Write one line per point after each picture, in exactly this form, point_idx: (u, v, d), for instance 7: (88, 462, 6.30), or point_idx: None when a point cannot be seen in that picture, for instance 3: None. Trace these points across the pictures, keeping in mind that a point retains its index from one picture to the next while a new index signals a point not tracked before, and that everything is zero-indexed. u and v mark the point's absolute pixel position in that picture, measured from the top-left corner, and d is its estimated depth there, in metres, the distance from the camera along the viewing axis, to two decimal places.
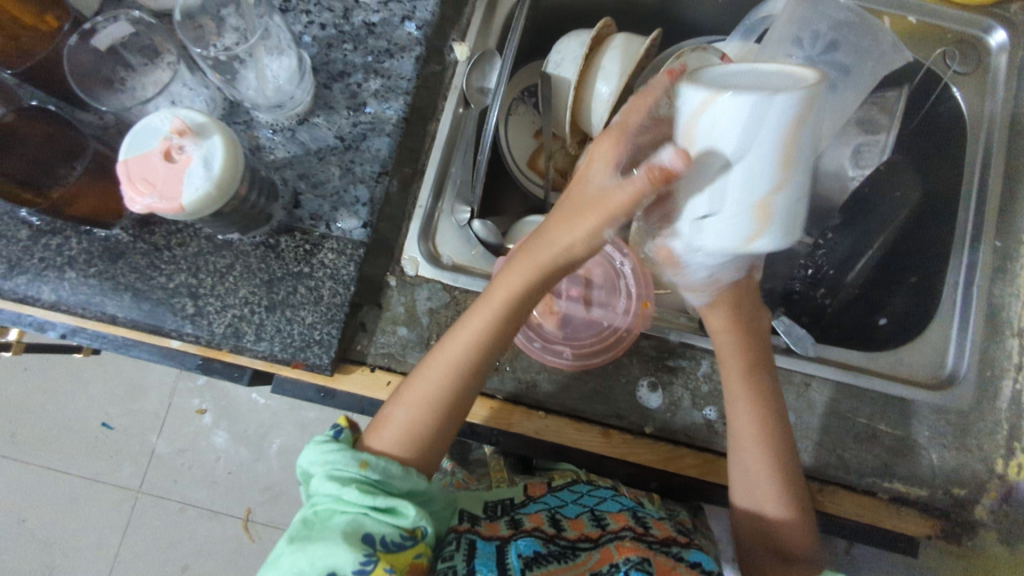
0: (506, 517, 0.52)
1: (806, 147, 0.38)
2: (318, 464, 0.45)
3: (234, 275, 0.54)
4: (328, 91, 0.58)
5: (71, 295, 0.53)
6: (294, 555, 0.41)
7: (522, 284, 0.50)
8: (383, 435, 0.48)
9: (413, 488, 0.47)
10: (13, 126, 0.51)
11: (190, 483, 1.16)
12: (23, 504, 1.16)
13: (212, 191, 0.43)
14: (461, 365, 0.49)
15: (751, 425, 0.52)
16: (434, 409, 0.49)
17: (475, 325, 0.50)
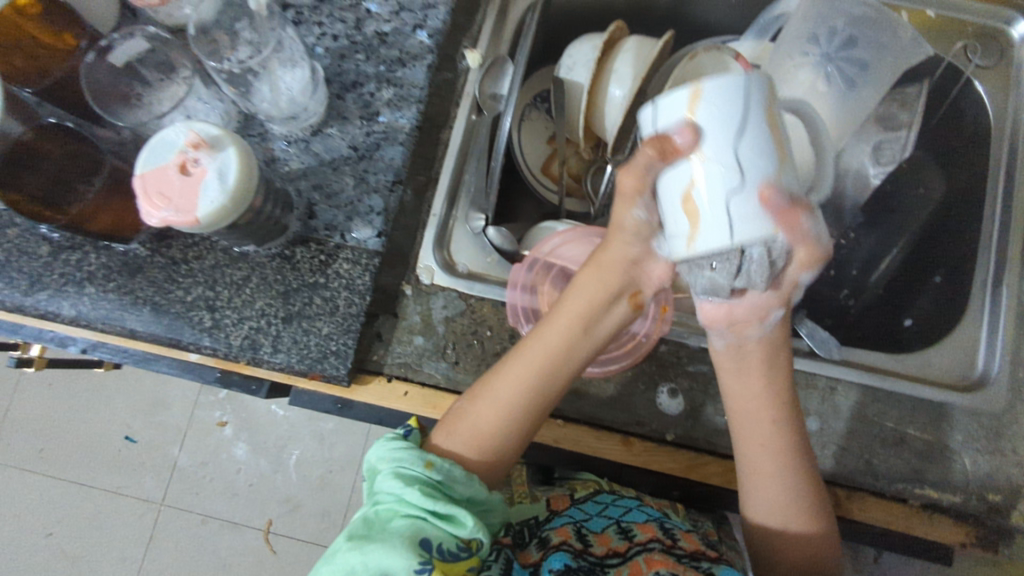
0: (534, 539, 0.51)
1: (728, 133, 0.35)
2: (386, 460, 0.44)
3: (251, 287, 0.54)
4: (342, 101, 0.59)
5: (91, 310, 0.53)
6: (348, 552, 0.39)
7: (581, 288, 0.50)
8: (446, 438, 0.48)
9: (475, 496, 0.45)
10: (35, 144, 0.51)
11: (211, 496, 1.17)
12: (50, 517, 1.17)
13: (226, 204, 0.43)
14: (534, 369, 0.49)
15: (769, 427, 0.49)
16: (502, 416, 0.48)
17: (544, 334, 0.50)
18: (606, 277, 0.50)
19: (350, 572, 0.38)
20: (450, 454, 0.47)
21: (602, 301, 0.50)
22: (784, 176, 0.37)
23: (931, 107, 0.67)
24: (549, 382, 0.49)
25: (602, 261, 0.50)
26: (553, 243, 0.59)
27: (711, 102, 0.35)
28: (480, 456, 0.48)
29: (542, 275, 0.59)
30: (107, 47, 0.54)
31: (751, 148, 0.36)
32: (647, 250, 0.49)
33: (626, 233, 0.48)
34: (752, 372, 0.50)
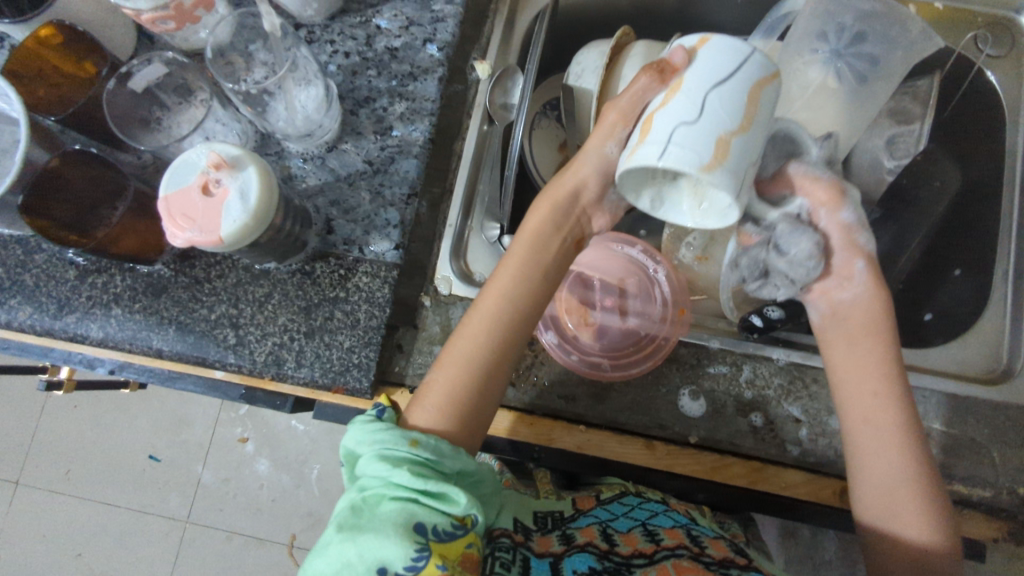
0: (558, 531, 0.50)
1: (713, 69, 0.37)
2: (367, 441, 0.42)
3: (273, 303, 0.55)
4: (356, 117, 0.60)
5: (118, 331, 0.55)
6: (341, 546, 0.37)
7: (533, 230, 0.50)
8: (420, 410, 0.46)
9: (464, 468, 0.44)
10: (59, 171, 0.50)
11: (235, 512, 1.18)
12: (78, 537, 1.19)
13: (249, 223, 0.43)
14: (495, 327, 0.48)
15: (871, 395, 0.48)
16: (466, 370, 0.47)
17: (500, 284, 0.49)
18: (563, 215, 0.51)
19: (346, 565, 0.37)
20: (429, 429, 0.45)
21: (562, 244, 0.51)
22: (737, 146, 0.37)
23: (944, 98, 0.66)
24: (515, 330, 0.49)
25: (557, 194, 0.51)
26: None
27: (721, 44, 0.37)
28: (452, 419, 0.46)
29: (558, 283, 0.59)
30: (128, 73, 0.54)
31: (726, 98, 0.37)
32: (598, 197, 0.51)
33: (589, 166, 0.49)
34: (854, 333, 0.49)
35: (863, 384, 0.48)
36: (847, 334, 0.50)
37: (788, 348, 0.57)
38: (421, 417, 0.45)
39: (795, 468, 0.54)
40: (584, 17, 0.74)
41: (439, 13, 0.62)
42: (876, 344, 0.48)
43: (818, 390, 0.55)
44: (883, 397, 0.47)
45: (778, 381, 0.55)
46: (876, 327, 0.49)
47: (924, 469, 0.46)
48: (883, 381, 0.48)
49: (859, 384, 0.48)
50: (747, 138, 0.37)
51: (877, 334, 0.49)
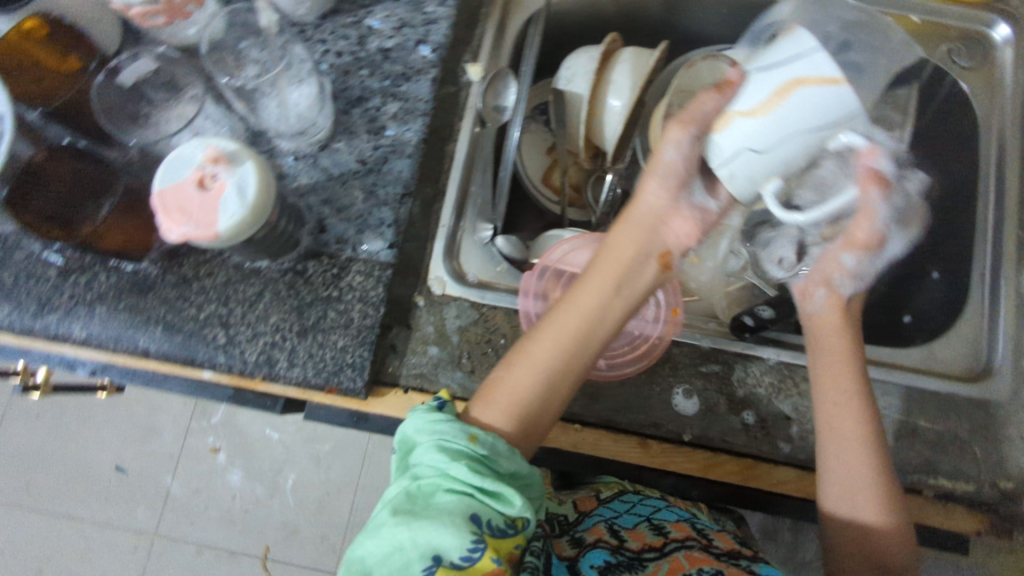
0: (569, 535, 0.53)
1: (775, 55, 0.42)
2: (426, 431, 0.46)
3: (265, 302, 0.54)
4: (348, 116, 0.59)
5: (102, 330, 0.53)
6: (396, 528, 0.41)
7: (609, 248, 0.53)
8: (484, 409, 0.49)
9: (518, 471, 0.46)
10: (41, 166, 0.49)
11: (205, 524, 1.24)
12: (56, 548, 1.24)
13: (247, 217, 0.43)
14: (564, 340, 0.50)
15: (837, 404, 0.50)
16: (537, 378, 0.49)
17: (575, 297, 0.51)
18: (641, 230, 0.53)
19: (399, 548, 0.40)
20: (490, 424, 0.48)
21: (644, 263, 0.52)
22: (739, 126, 0.44)
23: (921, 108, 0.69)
24: (587, 343, 0.50)
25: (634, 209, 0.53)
26: (563, 249, 0.61)
27: (800, 34, 0.41)
28: (515, 423, 0.48)
29: (552, 282, 0.60)
30: (116, 67, 0.55)
31: (760, 83, 0.43)
32: (675, 207, 0.53)
33: (658, 179, 0.52)
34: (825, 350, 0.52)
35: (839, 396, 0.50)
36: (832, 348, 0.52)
37: (778, 347, 0.58)
38: (483, 416, 0.48)
39: (786, 466, 0.55)
40: (573, 21, 0.74)
41: (431, 15, 0.61)
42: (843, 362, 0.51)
43: (807, 388, 0.56)
44: (847, 405, 0.50)
45: (768, 380, 0.56)
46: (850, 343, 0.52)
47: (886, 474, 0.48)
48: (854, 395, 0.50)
49: (826, 394, 0.51)
50: (752, 125, 0.43)
51: (844, 353, 0.51)
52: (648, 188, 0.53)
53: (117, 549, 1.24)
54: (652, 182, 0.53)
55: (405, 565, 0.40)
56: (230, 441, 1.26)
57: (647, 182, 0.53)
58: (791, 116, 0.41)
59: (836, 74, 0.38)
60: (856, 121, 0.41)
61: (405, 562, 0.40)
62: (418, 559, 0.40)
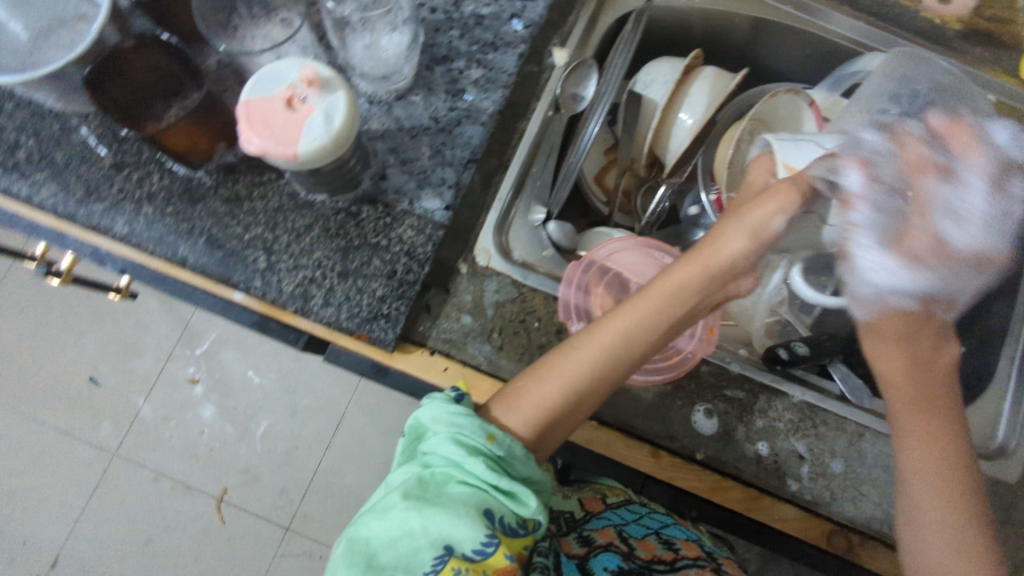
0: (575, 532, 0.54)
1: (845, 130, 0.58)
2: (443, 422, 0.45)
3: (313, 236, 0.54)
4: (430, 72, 0.58)
5: (145, 230, 0.53)
6: (407, 512, 0.41)
7: (670, 283, 0.53)
8: (506, 413, 0.49)
9: (531, 476, 0.47)
10: (127, 52, 0.48)
11: (168, 453, 1.23)
12: (15, 445, 1.23)
13: (328, 144, 0.42)
14: (599, 367, 0.50)
15: (911, 441, 0.52)
16: (566, 391, 0.50)
17: (623, 325, 0.51)
18: (710, 274, 0.53)
19: (409, 534, 0.40)
20: (508, 427, 0.49)
21: (697, 313, 0.54)
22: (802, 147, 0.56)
23: None
24: (623, 369, 0.51)
25: (708, 253, 0.53)
26: (612, 248, 0.60)
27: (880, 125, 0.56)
28: (534, 431, 0.50)
29: (595, 277, 0.60)
30: None
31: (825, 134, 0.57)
32: (746, 266, 0.54)
33: (743, 230, 0.53)
34: (894, 382, 0.54)
35: (916, 438, 0.51)
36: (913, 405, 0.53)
37: (804, 386, 0.58)
38: (505, 418, 0.49)
39: (790, 504, 0.55)
40: (659, 30, 0.74)
41: None
42: (914, 395, 0.53)
43: (824, 432, 0.56)
44: (925, 438, 0.51)
45: (789, 416, 0.57)
46: (924, 385, 0.53)
47: (965, 517, 0.49)
48: (924, 427, 0.52)
49: (896, 428, 0.53)
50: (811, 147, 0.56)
51: (916, 388, 0.53)
52: (732, 237, 0.53)
53: (75, 460, 1.23)
54: (736, 237, 0.53)
55: (415, 552, 0.40)
56: (210, 375, 1.26)
57: (733, 233, 0.53)
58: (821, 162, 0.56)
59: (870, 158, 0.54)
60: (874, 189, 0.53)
61: (415, 549, 0.40)
62: (429, 548, 0.40)
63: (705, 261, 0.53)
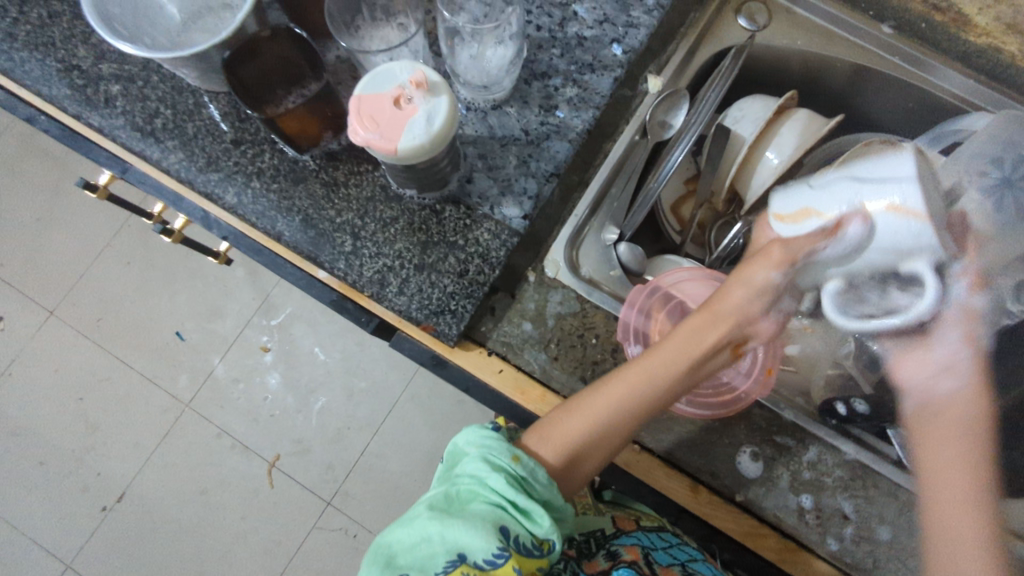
0: (603, 550, 0.58)
1: (861, 198, 0.45)
2: (476, 444, 0.49)
3: (396, 228, 0.57)
4: (527, 87, 0.61)
5: (250, 203, 0.58)
6: (429, 522, 0.44)
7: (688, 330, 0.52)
8: (537, 441, 0.51)
9: (552, 501, 0.48)
10: (261, 41, 0.53)
11: (233, 413, 1.32)
12: (102, 384, 1.35)
13: (425, 145, 0.45)
14: (617, 404, 0.50)
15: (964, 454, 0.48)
16: (590, 428, 0.50)
17: (640, 364, 0.51)
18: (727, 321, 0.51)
19: (427, 541, 0.43)
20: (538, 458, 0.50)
21: (716, 351, 0.52)
22: (796, 202, 0.49)
23: None
24: (645, 410, 0.51)
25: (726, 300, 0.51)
26: (679, 276, 0.61)
27: (898, 169, 0.44)
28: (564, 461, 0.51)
29: (658, 304, 0.60)
30: None
31: (836, 197, 0.46)
32: (762, 310, 0.51)
33: (750, 282, 0.50)
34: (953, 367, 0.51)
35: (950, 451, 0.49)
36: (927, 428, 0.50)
37: (859, 445, 0.56)
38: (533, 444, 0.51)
39: (828, 563, 0.53)
40: (756, 68, 0.75)
41: (635, 19, 0.62)
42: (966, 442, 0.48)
43: (875, 496, 0.55)
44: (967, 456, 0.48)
45: (839, 473, 0.55)
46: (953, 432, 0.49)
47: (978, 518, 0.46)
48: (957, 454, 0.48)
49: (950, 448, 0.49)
50: (816, 224, 0.47)
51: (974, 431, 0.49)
52: (743, 284, 0.51)
53: (152, 405, 1.33)
54: (742, 285, 0.51)
55: (431, 555, 0.43)
56: (281, 346, 1.34)
57: (741, 279, 0.51)
58: (835, 178, 0.47)
59: (881, 210, 0.44)
60: (872, 241, 0.45)
61: (432, 553, 0.43)
62: (442, 553, 0.43)
63: (719, 311, 0.51)
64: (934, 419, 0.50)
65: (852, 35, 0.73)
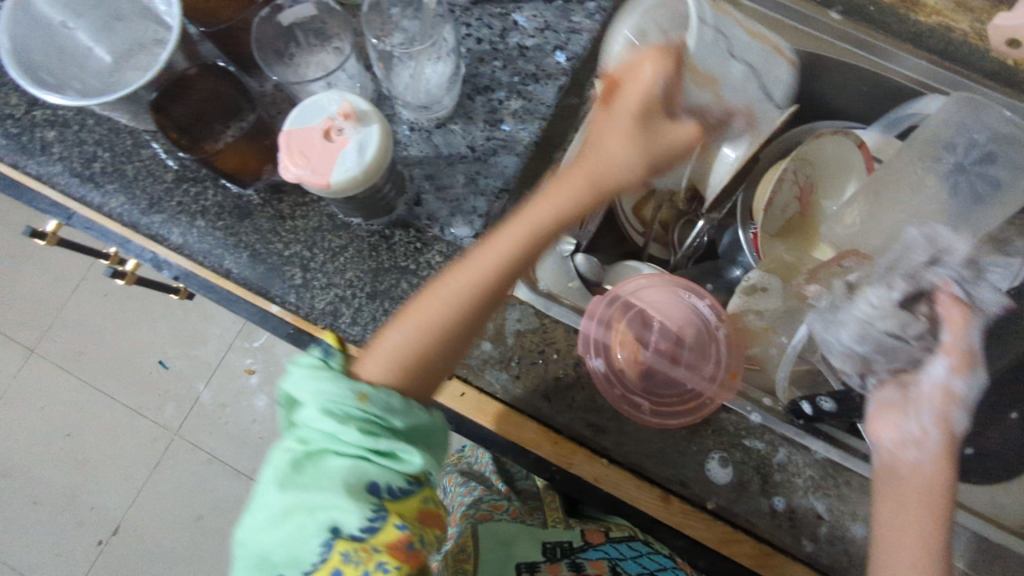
0: (567, 560, 0.61)
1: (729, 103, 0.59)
2: (310, 390, 0.44)
3: (346, 256, 0.56)
4: (471, 102, 0.60)
5: (197, 242, 0.56)
6: (290, 502, 0.42)
7: (552, 205, 0.49)
8: (390, 348, 0.48)
9: (415, 423, 0.47)
10: (191, 80, 0.52)
11: (222, 438, 1.30)
12: (87, 419, 1.33)
13: (358, 175, 0.44)
14: (478, 292, 0.49)
15: (916, 518, 0.47)
16: (450, 319, 0.49)
17: (501, 244, 0.49)
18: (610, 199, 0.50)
19: (298, 529, 0.41)
20: (390, 364, 0.47)
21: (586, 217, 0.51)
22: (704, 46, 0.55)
23: None
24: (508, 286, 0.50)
25: (606, 173, 0.49)
26: (639, 283, 0.59)
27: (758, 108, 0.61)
28: (420, 364, 0.48)
29: (618, 313, 0.59)
30: (281, 6, 0.55)
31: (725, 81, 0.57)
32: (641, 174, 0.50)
33: (630, 143, 0.48)
34: (917, 437, 0.50)
35: (900, 509, 0.48)
36: (888, 492, 0.50)
37: (830, 444, 0.56)
38: (369, 373, 0.47)
39: (802, 563, 0.54)
40: None
41: (576, 25, 0.62)
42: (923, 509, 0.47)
43: (847, 492, 0.54)
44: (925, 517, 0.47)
45: (810, 473, 0.55)
46: (914, 494, 0.48)
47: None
48: (913, 510, 0.47)
49: (903, 507, 0.48)
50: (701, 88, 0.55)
51: (932, 499, 0.48)
52: (623, 148, 0.48)
53: (139, 436, 1.32)
54: (624, 150, 0.48)
55: (304, 541, 0.41)
56: (266, 367, 1.33)
57: (620, 141, 0.48)
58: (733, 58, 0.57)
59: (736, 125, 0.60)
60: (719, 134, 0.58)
61: (304, 540, 0.41)
62: (314, 534, 0.41)
63: (601, 181, 0.49)
64: (894, 486, 0.49)
65: (798, 21, 0.71)
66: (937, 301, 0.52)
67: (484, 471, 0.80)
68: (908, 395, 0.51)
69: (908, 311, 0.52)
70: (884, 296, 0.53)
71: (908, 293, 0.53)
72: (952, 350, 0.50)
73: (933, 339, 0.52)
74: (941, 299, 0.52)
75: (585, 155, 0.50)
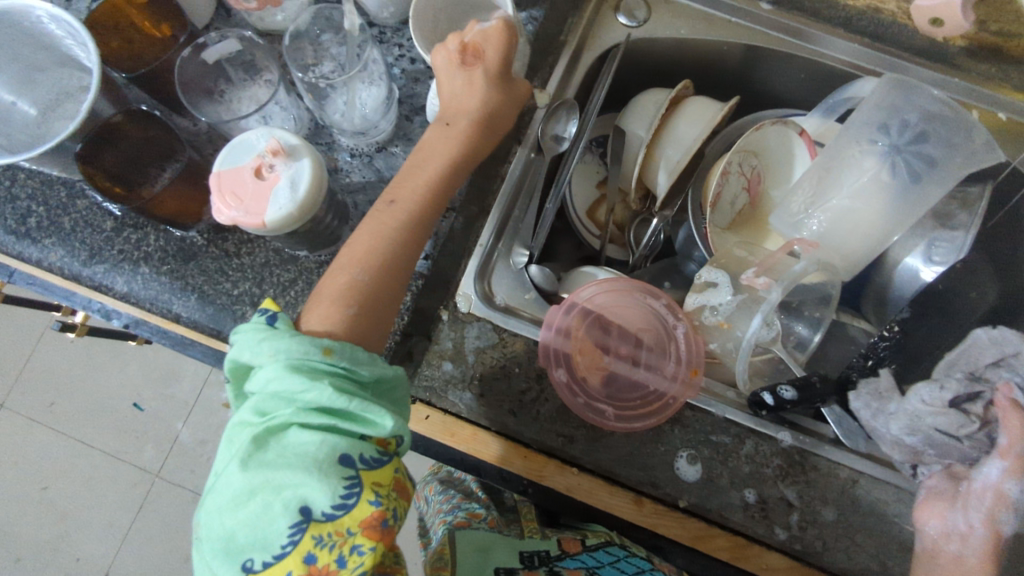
0: (545, 568, 0.63)
1: None
2: (269, 355, 0.45)
3: (296, 289, 0.56)
4: (410, 123, 0.60)
5: (142, 290, 0.55)
6: (257, 480, 0.42)
7: (445, 154, 0.54)
8: (326, 302, 0.49)
9: (380, 377, 0.48)
10: (121, 126, 0.51)
11: (205, 475, 1.28)
12: (64, 469, 1.29)
13: (293, 213, 0.43)
14: (395, 238, 0.51)
15: None
16: (379, 268, 0.51)
17: (408, 189, 0.53)
18: (494, 138, 0.58)
19: (268, 508, 0.41)
20: (329, 318, 0.49)
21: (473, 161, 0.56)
22: None
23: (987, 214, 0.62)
24: (421, 233, 0.53)
25: (489, 117, 0.56)
26: (592, 291, 0.59)
27: None
28: (358, 309, 0.49)
29: (577, 321, 0.58)
30: (203, 44, 0.55)
31: None
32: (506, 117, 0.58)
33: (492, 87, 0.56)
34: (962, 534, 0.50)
35: None
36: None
37: (795, 430, 0.56)
38: (318, 321, 0.48)
39: (777, 552, 0.54)
40: (644, 61, 0.74)
41: None
42: None
43: (815, 477, 0.55)
44: None
45: (777, 462, 0.55)
46: None
47: None
48: None
49: None
50: None
51: None
52: (490, 89, 0.56)
53: (119, 481, 1.28)
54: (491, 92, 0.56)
55: (274, 519, 0.41)
56: None
57: (486, 84, 0.56)
58: None
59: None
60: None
61: (273, 519, 0.41)
62: (285, 511, 0.41)
63: (486, 118, 0.56)
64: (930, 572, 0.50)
65: (733, 15, 0.72)
66: (996, 405, 0.51)
67: (464, 481, 0.80)
68: (956, 491, 0.51)
69: (963, 409, 0.52)
70: (937, 390, 0.53)
71: (966, 392, 0.52)
72: (1008, 454, 0.50)
73: (989, 441, 0.51)
74: (999, 402, 0.51)
75: (458, 110, 0.55)
